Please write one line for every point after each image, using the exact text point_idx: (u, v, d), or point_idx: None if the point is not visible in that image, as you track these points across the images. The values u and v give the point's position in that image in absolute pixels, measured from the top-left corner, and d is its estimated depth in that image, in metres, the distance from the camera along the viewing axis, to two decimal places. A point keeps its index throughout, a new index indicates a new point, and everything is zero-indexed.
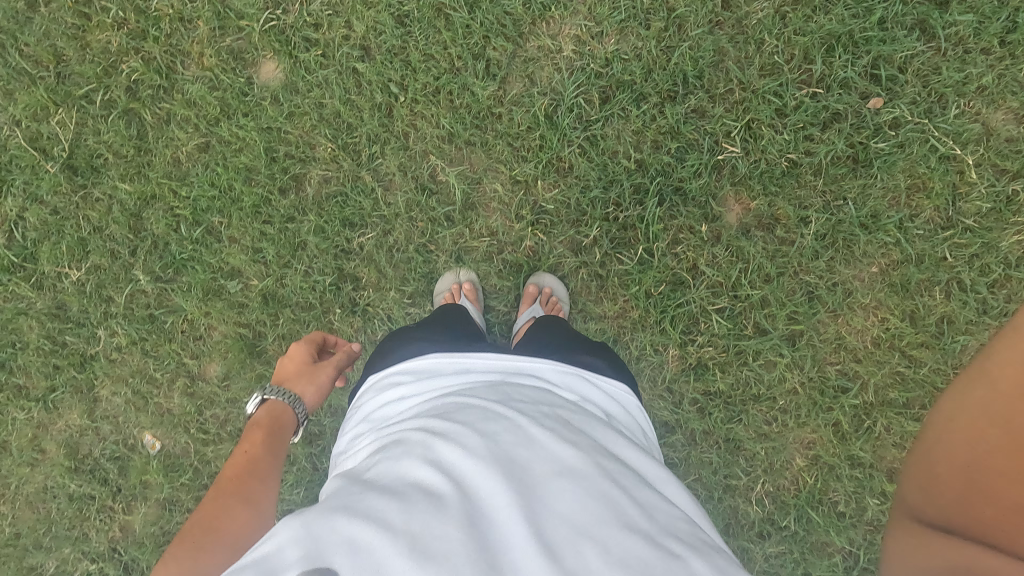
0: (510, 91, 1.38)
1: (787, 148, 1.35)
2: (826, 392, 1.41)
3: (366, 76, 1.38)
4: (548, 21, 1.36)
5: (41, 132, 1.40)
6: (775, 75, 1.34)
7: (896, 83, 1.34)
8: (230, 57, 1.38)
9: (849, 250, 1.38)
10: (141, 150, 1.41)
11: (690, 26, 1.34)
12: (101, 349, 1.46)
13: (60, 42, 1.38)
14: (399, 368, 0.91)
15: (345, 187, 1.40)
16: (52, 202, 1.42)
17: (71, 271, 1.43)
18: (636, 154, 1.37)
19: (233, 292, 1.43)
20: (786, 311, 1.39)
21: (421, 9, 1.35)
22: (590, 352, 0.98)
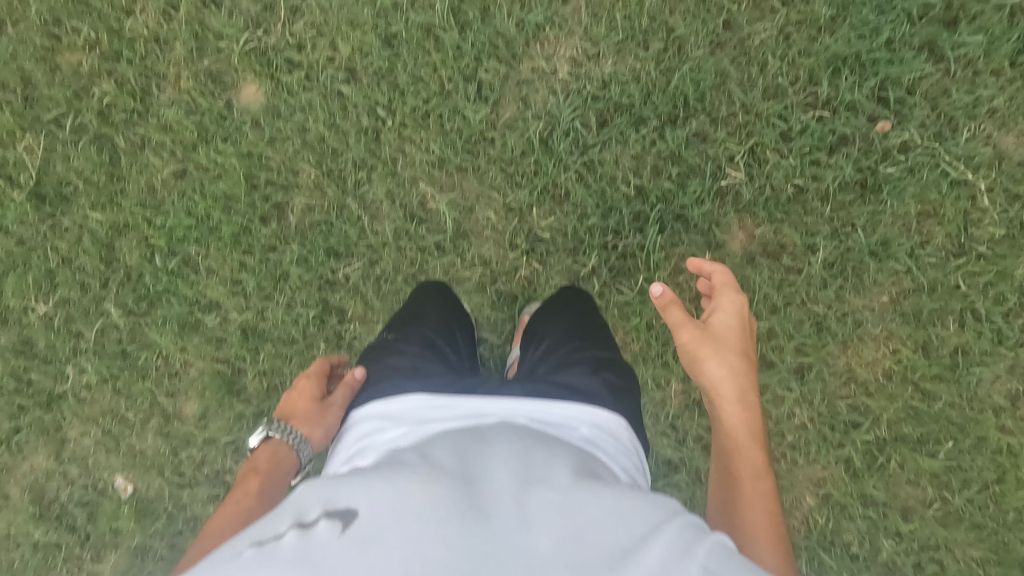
0: (503, 114, 1.32)
1: (793, 173, 1.29)
2: (836, 427, 1.35)
3: (351, 100, 1.31)
4: (543, 42, 1.31)
5: (7, 158, 1.32)
6: (780, 98, 1.28)
7: (905, 106, 1.29)
8: (208, 80, 1.32)
9: (859, 279, 1.32)
10: (114, 177, 1.33)
11: (691, 47, 1.28)
12: (69, 388, 1.37)
13: (28, 64, 1.31)
14: (377, 402, 0.80)
15: (330, 215, 1.33)
16: (18, 232, 1.34)
17: (38, 305, 1.35)
18: (635, 180, 1.30)
19: (211, 326, 1.35)
20: (794, 343, 1.32)
21: (409, 30, 1.29)
22: (585, 378, 0.86)
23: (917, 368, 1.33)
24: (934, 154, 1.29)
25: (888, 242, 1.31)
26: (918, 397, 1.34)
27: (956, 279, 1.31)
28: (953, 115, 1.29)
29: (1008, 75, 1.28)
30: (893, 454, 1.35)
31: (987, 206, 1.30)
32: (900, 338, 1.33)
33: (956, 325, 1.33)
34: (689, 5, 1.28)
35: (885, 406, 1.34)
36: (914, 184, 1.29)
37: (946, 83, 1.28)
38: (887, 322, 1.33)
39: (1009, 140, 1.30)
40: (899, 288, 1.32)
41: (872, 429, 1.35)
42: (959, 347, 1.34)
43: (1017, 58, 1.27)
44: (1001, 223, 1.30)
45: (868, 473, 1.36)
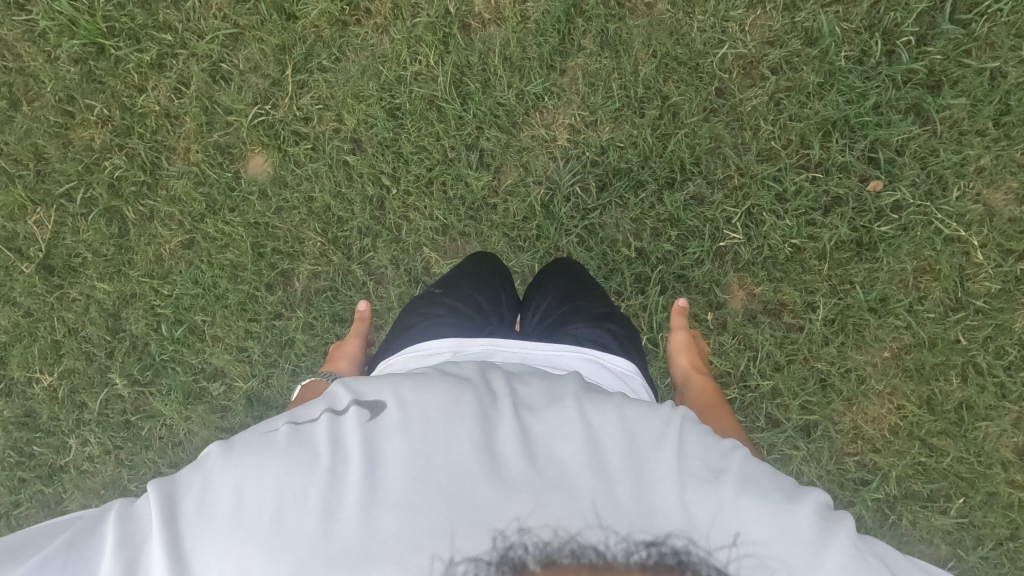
0: (505, 180, 1.35)
1: (789, 234, 1.32)
2: (845, 485, 1.34)
3: (356, 169, 1.35)
4: (542, 111, 1.35)
5: (17, 232, 1.34)
6: (773, 161, 1.32)
7: (895, 166, 1.32)
8: (217, 152, 1.35)
9: (860, 335, 1.33)
10: (122, 248, 1.35)
11: (685, 113, 1.32)
12: (71, 460, 1.35)
13: (41, 140, 1.35)
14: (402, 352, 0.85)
15: (335, 281, 1.35)
16: (26, 303, 1.35)
17: (43, 377, 1.35)
18: (635, 242, 1.33)
19: (217, 394, 1.34)
20: (798, 401, 1.33)
21: (412, 102, 1.34)
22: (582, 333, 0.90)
23: (923, 423, 1.33)
24: (926, 212, 1.32)
25: (886, 298, 1.33)
26: (926, 453, 1.34)
27: (955, 333, 1.33)
28: (942, 174, 1.33)
29: (993, 134, 1.32)
30: (904, 511, 1.33)
31: (982, 261, 1.33)
32: (904, 393, 1.34)
33: (959, 380, 1.34)
34: (682, 74, 1.33)
35: (893, 462, 1.34)
36: (908, 241, 1.32)
37: (934, 143, 1.32)
38: (890, 377, 1.34)
39: (998, 197, 1.33)
40: (900, 343, 1.34)
41: (881, 487, 1.34)
42: (964, 402, 1.34)
43: (1001, 118, 1.32)
44: (996, 277, 1.33)
45: (880, 530, 1.34)
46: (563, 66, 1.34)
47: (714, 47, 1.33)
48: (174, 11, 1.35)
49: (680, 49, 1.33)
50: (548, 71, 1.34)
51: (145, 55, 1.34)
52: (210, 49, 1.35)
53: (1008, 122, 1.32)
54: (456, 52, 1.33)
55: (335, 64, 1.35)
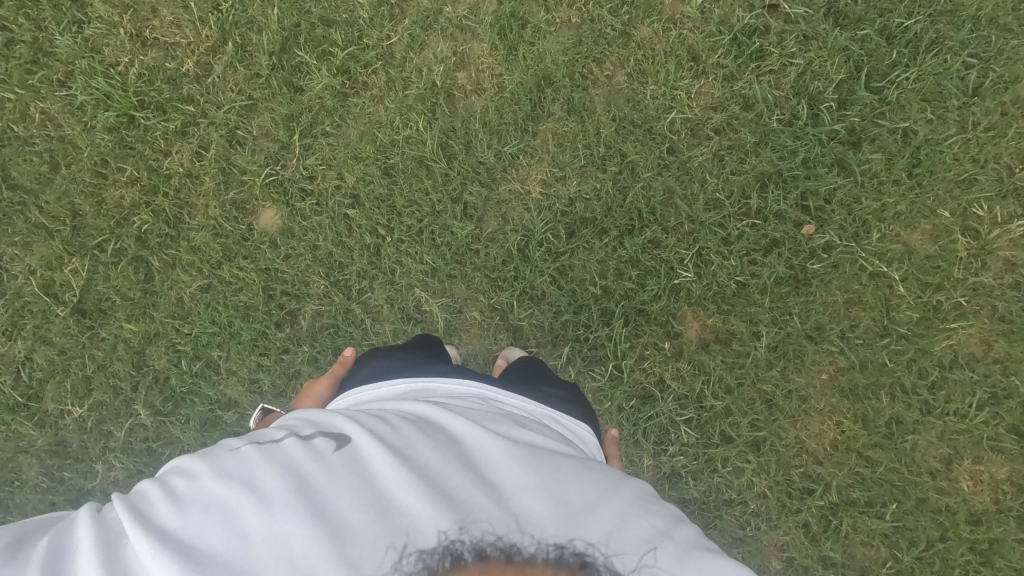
0: (486, 229, 1.54)
1: (734, 272, 1.51)
2: (792, 494, 1.50)
3: (356, 221, 1.53)
4: (517, 168, 1.55)
5: (54, 280, 1.52)
6: (718, 209, 1.52)
7: (824, 212, 1.53)
8: (232, 208, 1.54)
9: (800, 360, 1.51)
10: (147, 293, 1.52)
11: (642, 169, 1.53)
12: (97, 484, 1.50)
13: (78, 199, 1.53)
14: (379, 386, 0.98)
15: (337, 319, 1.53)
16: (60, 342, 1.51)
17: (74, 408, 1.51)
18: (601, 281, 1.52)
19: (230, 422, 1.50)
20: (748, 419, 1.50)
21: (404, 161, 1.54)
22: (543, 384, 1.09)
23: (858, 437, 1.51)
24: (853, 251, 1.52)
25: (821, 326, 1.51)
26: (862, 464, 1.51)
27: (883, 356, 1.51)
28: (865, 219, 1.53)
29: (907, 183, 1.53)
30: (846, 517, 1.50)
31: (903, 293, 1.52)
32: (841, 411, 1.51)
33: (888, 398, 1.52)
34: (638, 135, 1.54)
35: (834, 473, 1.50)
36: (838, 277, 1.52)
37: (857, 192, 1.53)
38: (828, 396, 1.51)
39: (915, 237, 1.54)
40: (835, 366, 1.52)
41: (825, 495, 1.51)
42: (894, 417, 1.52)
43: (913, 170, 1.53)
44: (916, 306, 1.52)
45: (824, 535, 1.50)
46: (535, 129, 1.55)
47: (664, 112, 1.54)
48: (196, 86, 1.55)
49: (636, 114, 1.54)
50: (522, 134, 1.55)
51: (170, 123, 1.54)
52: (228, 118, 1.54)
53: (919, 173, 1.53)
54: (442, 119, 1.54)
55: (336, 129, 1.55)
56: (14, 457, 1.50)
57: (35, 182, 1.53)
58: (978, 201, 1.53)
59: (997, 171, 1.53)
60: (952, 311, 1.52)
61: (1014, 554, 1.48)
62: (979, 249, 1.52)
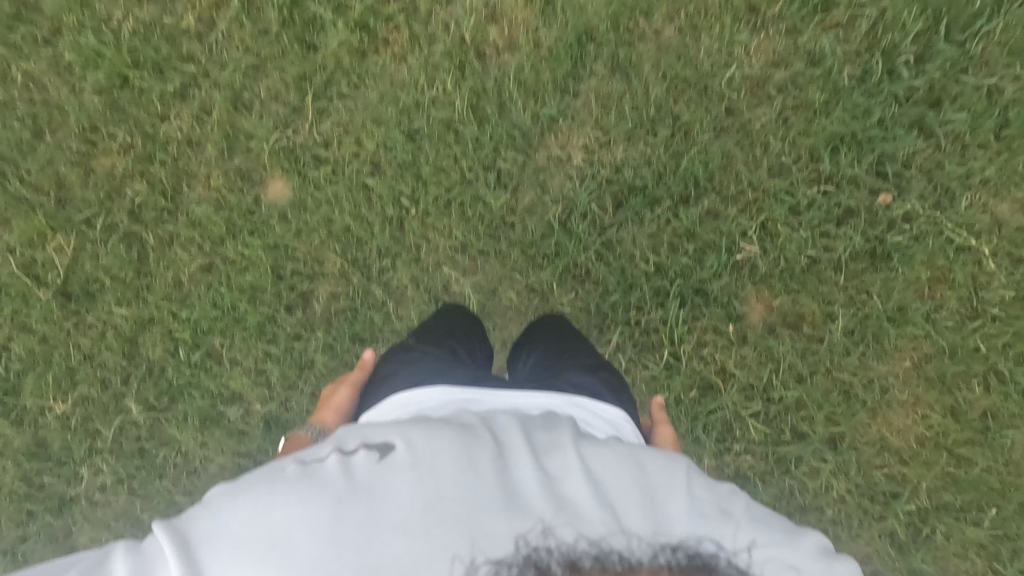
0: (522, 200, 1.37)
1: (805, 245, 1.33)
2: (875, 499, 1.32)
3: (376, 191, 1.36)
4: (557, 132, 1.38)
5: (36, 259, 1.34)
6: (784, 175, 1.35)
7: (903, 179, 1.36)
8: (237, 178, 1.37)
9: (880, 345, 1.33)
10: (141, 273, 1.35)
11: (697, 132, 1.36)
12: (82, 490, 1.32)
13: (64, 168, 1.36)
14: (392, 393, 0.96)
15: (355, 302, 1.35)
16: (41, 329, 1.34)
17: (56, 404, 1.33)
18: (653, 257, 1.34)
19: (234, 419, 1.33)
20: (824, 413, 1.32)
21: (431, 125, 1.37)
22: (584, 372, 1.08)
23: (949, 433, 1.32)
24: (937, 222, 1.35)
25: (904, 306, 1.33)
26: (954, 463, 1.32)
27: (974, 341, 1.33)
28: (949, 186, 1.36)
29: (994, 147, 1.37)
30: (937, 524, 1.31)
31: (994, 270, 1.34)
32: (927, 403, 1.33)
33: (982, 389, 1.33)
34: (691, 95, 1.37)
35: (922, 474, 1.32)
36: (922, 250, 1.34)
37: (938, 156, 1.36)
38: (912, 386, 1.33)
39: (1005, 207, 1.37)
40: (920, 352, 1.34)
41: (913, 499, 1.32)
42: (989, 410, 1.33)
43: (1001, 132, 1.37)
44: (1009, 284, 1.34)
45: (914, 545, 1.31)
46: (576, 89, 1.38)
47: (721, 69, 1.38)
48: (198, 43, 1.39)
49: (689, 72, 1.38)
50: (562, 95, 1.38)
51: (169, 85, 1.38)
52: (233, 78, 1.38)
53: (1008, 135, 1.36)
54: (472, 77, 1.38)
55: (354, 91, 1.38)
56: None
57: (15, 150, 1.36)
58: None
59: None
60: None
61: None
62: None
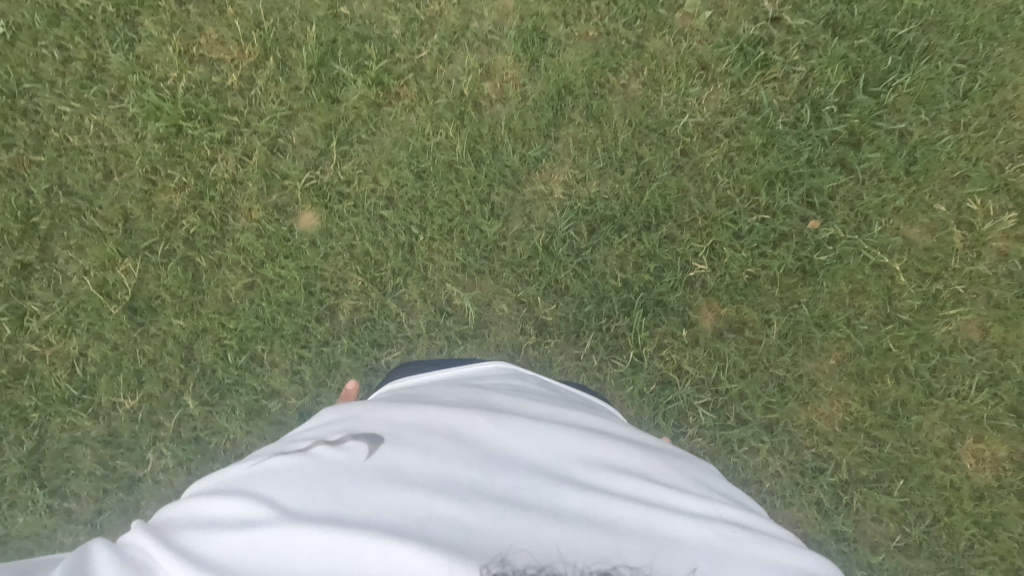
0: (512, 227, 1.64)
1: (746, 264, 1.61)
2: (805, 473, 1.60)
3: (391, 220, 1.64)
4: (541, 170, 1.66)
5: (108, 279, 1.61)
6: (730, 206, 1.63)
7: (828, 208, 1.63)
8: (275, 210, 1.64)
9: (809, 346, 1.61)
10: (195, 291, 1.62)
11: (657, 169, 1.64)
12: (148, 471, 1.58)
13: (130, 204, 1.63)
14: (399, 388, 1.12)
15: (374, 313, 1.62)
16: (113, 338, 1.61)
17: (126, 400, 1.60)
18: (621, 274, 1.62)
19: (273, 411, 1.60)
20: (762, 402, 1.60)
21: (435, 165, 1.64)
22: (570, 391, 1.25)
23: (866, 418, 1.60)
24: (856, 244, 1.63)
25: (828, 314, 1.61)
26: (870, 443, 1.60)
27: (887, 342, 1.61)
28: (867, 214, 1.64)
29: (905, 181, 1.64)
30: (856, 493, 1.59)
31: (904, 283, 1.62)
32: (849, 394, 1.61)
33: (894, 381, 1.61)
34: (653, 139, 1.65)
35: (844, 452, 1.60)
36: (843, 267, 1.62)
37: (858, 189, 1.64)
38: (836, 380, 1.61)
39: (914, 231, 1.64)
40: (842, 351, 1.62)
41: (836, 473, 1.60)
42: (899, 399, 1.61)
43: (910, 168, 1.64)
44: (916, 295, 1.62)
45: (837, 511, 1.59)
46: (557, 134, 1.66)
47: (677, 117, 1.65)
48: (240, 98, 1.66)
49: (651, 119, 1.65)
50: (545, 139, 1.65)
51: (216, 133, 1.65)
52: (270, 127, 1.65)
53: (915, 170, 1.64)
54: (470, 125, 1.65)
55: (371, 136, 1.66)
56: (69, 447, 1.59)
57: (90, 189, 1.63)
58: (970, 197, 1.64)
59: (988, 168, 1.64)
60: (950, 299, 1.63)
61: (1015, 527, 1.58)
62: (973, 241, 1.63)
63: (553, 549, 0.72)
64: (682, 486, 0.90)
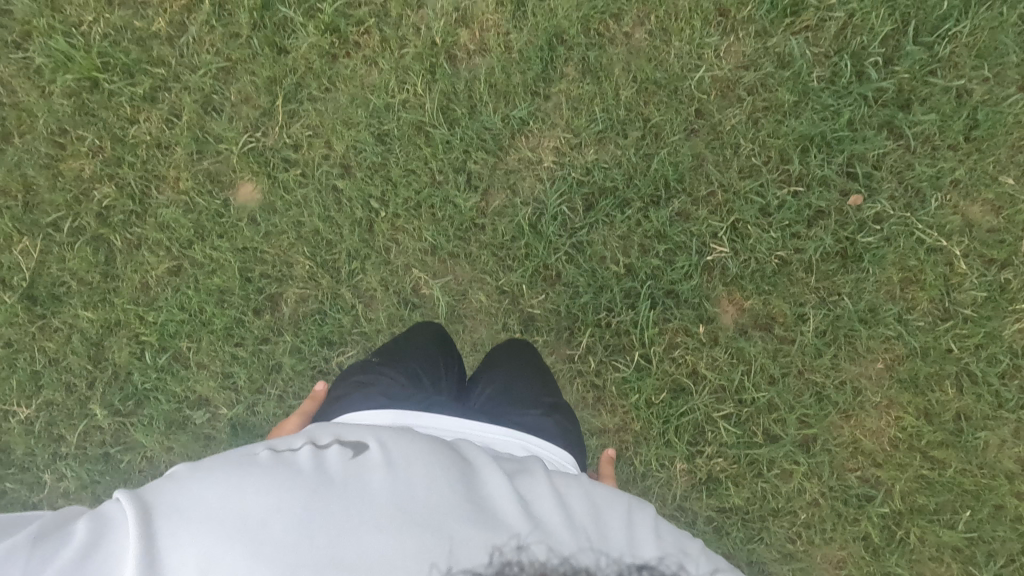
0: (492, 202, 1.37)
1: (775, 246, 1.33)
2: (849, 502, 1.30)
3: (346, 193, 1.36)
4: (527, 135, 1.38)
5: (1, 262, 1.33)
6: (755, 177, 1.35)
7: (873, 180, 1.36)
8: (207, 181, 1.36)
9: (852, 346, 1.33)
10: (108, 277, 1.34)
11: (667, 133, 1.36)
12: (44, 496, 1.30)
13: (31, 171, 1.35)
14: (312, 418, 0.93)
15: (324, 304, 1.34)
16: (5, 333, 1.32)
17: (20, 409, 1.31)
18: (624, 259, 1.34)
19: (200, 422, 1.32)
20: (796, 414, 1.31)
21: (401, 127, 1.37)
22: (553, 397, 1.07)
23: (923, 435, 1.31)
24: (908, 223, 1.35)
25: (876, 308, 1.33)
26: (928, 466, 1.31)
27: (947, 342, 1.33)
28: (920, 187, 1.36)
29: (964, 148, 1.37)
30: (911, 527, 1.30)
31: (966, 271, 1.34)
32: (901, 405, 1.32)
33: (955, 390, 1.33)
34: (662, 97, 1.37)
35: (896, 476, 1.31)
36: (892, 251, 1.34)
37: (908, 157, 1.36)
38: (885, 388, 1.32)
39: (976, 209, 1.36)
40: (893, 353, 1.33)
41: (887, 502, 1.30)
42: (962, 412, 1.33)
43: (970, 133, 1.37)
44: (981, 285, 1.34)
45: (888, 548, 1.30)
46: (547, 91, 1.38)
47: (691, 71, 1.38)
48: (168, 47, 1.39)
49: (659, 74, 1.37)
50: (532, 97, 1.38)
51: (138, 88, 1.37)
52: (203, 82, 1.38)
53: (977, 136, 1.37)
54: (442, 80, 1.38)
55: (324, 93, 1.38)
56: None
57: None
58: None
59: None
60: (1022, 290, 1.34)
61: None
62: None
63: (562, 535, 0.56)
64: None
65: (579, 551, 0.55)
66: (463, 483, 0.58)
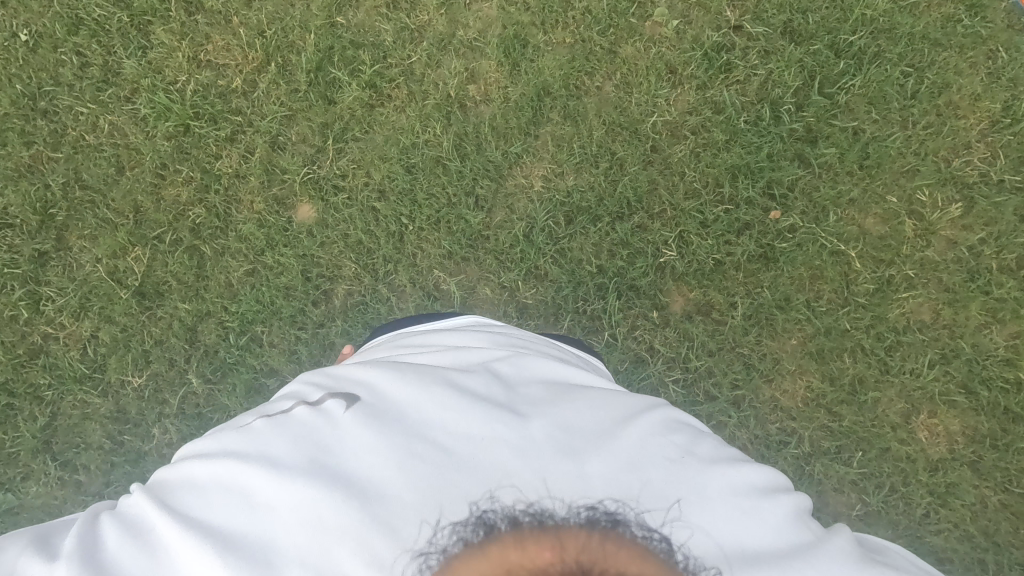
0: (495, 218, 1.77)
1: (712, 250, 1.74)
2: (770, 446, 1.70)
3: (382, 211, 1.77)
4: (521, 165, 1.79)
5: (119, 266, 1.74)
6: (697, 197, 1.76)
7: (787, 199, 1.77)
8: (275, 203, 1.77)
9: (772, 327, 1.73)
10: (200, 277, 1.74)
11: (630, 164, 1.77)
12: (152, 446, 1.68)
13: (140, 196, 1.76)
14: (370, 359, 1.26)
15: (366, 297, 1.74)
16: (122, 321, 1.72)
17: (134, 378, 1.71)
18: (597, 261, 1.74)
19: (271, 388, 1.71)
20: (729, 379, 1.71)
21: (424, 161, 1.78)
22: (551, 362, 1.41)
23: (826, 394, 1.72)
24: (814, 232, 1.75)
25: (790, 297, 1.74)
26: (830, 418, 1.71)
27: (844, 323, 1.73)
28: (824, 204, 1.77)
29: (859, 174, 1.77)
30: (818, 465, 1.70)
31: (860, 269, 1.74)
32: (810, 372, 1.72)
33: (851, 360, 1.73)
34: (625, 136, 1.78)
35: (806, 426, 1.71)
36: (803, 254, 1.74)
37: (815, 182, 1.77)
38: (798, 359, 1.73)
39: (868, 221, 1.77)
40: (804, 332, 1.73)
41: (799, 446, 1.70)
42: (857, 377, 1.73)
43: (863, 163, 1.77)
44: (871, 279, 1.74)
45: (800, 481, 1.70)
46: (537, 132, 1.79)
47: (647, 116, 1.79)
48: (244, 100, 1.80)
49: (623, 118, 1.79)
50: (525, 137, 1.79)
51: (221, 131, 1.78)
52: (271, 126, 1.79)
53: (869, 165, 1.77)
54: (456, 124, 1.79)
55: (365, 135, 1.79)
56: (80, 423, 1.70)
57: (103, 183, 1.76)
58: (920, 189, 1.77)
59: (935, 163, 1.77)
60: (902, 283, 1.74)
61: (968, 496, 1.68)
62: (923, 229, 1.76)
63: (526, 482, 0.78)
64: (641, 406, 0.92)
65: (542, 498, 0.77)
66: (449, 452, 0.80)
